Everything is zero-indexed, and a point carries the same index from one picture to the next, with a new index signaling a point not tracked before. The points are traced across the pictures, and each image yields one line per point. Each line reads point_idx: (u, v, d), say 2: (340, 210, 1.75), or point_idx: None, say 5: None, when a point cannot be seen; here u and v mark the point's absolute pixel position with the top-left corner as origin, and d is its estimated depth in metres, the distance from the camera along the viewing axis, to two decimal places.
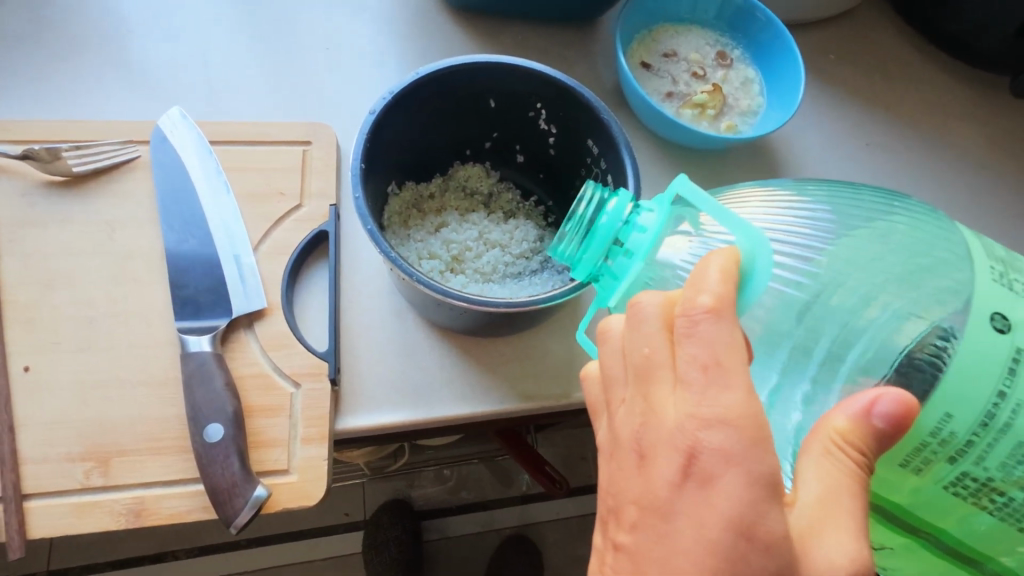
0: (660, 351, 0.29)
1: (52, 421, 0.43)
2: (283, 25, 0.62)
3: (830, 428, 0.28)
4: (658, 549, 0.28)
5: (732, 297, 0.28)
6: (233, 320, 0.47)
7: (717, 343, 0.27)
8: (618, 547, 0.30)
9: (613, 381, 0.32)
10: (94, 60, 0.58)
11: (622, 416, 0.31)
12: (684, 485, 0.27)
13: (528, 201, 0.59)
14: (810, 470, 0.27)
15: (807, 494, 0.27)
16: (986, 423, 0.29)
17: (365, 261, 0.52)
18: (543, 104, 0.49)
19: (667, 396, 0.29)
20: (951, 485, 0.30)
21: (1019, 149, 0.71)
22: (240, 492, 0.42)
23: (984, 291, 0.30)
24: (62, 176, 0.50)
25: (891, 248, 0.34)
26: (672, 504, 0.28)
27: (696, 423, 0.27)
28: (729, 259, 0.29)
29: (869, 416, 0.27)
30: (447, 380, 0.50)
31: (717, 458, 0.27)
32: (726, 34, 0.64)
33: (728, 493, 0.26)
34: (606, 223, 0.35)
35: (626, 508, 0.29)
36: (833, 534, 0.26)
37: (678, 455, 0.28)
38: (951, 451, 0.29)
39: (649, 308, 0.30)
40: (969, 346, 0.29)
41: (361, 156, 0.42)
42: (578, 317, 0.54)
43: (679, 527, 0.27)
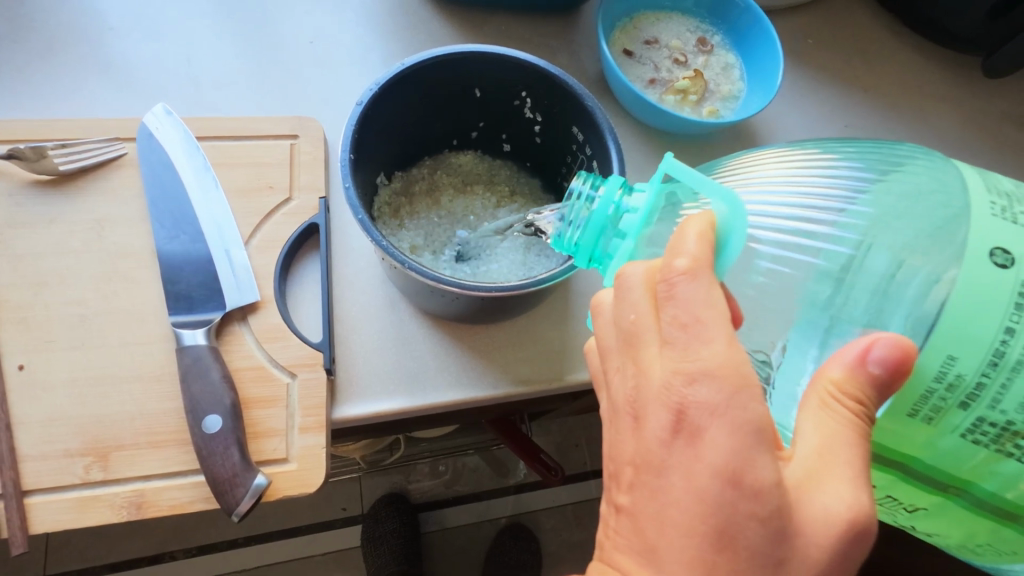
0: (645, 317, 0.31)
1: (49, 418, 0.44)
2: (265, 19, 0.62)
3: (827, 379, 0.29)
4: (654, 505, 0.29)
5: (709, 258, 0.29)
6: (227, 314, 0.48)
7: (696, 300, 0.29)
8: (619, 508, 0.32)
9: (608, 351, 0.34)
10: (75, 59, 0.57)
11: (618, 383, 0.33)
12: (673, 441, 0.29)
13: (520, 185, 0.59)
14: (807, 421, 0.28)
15: (806, 447, 0.28)
16: (996, 362, 0.28)
17: (355, 251, 0.53)
18: (529, 92, 0.50)
19: (655, 357, 0.30)
20: (969, 433, 0.30)
21: (992, 127, 0.73)
22: (241, 482, 0.42)
23: (978, 228, 0.29)
24: (49, 175, 0.50)
25: (918, 204, 0.34)
26: (665, 459, 0.29)
27: (680, 378, 0.28)
28: (706, 223, 0.30)
29: (864, 364, 0.28)
30: (441, 367, 0.50)
31: (704, 410, 0.28)
32: (707, 20, 0.65)
33: (715, 443, 0.27)
34: (598, 209, 0.35)
35: (624, 469, 0.31)
36: (831, 483, 0.27)
37: (667, 412, 0.29)
38: (962, 395, 0.29)
39: (633, 276, 0.31)
40: (967, 282, 0.28)
41: (349, 147, 0.42)
42: (572, 303, 0.55)
43: (671, 481, 0.29)
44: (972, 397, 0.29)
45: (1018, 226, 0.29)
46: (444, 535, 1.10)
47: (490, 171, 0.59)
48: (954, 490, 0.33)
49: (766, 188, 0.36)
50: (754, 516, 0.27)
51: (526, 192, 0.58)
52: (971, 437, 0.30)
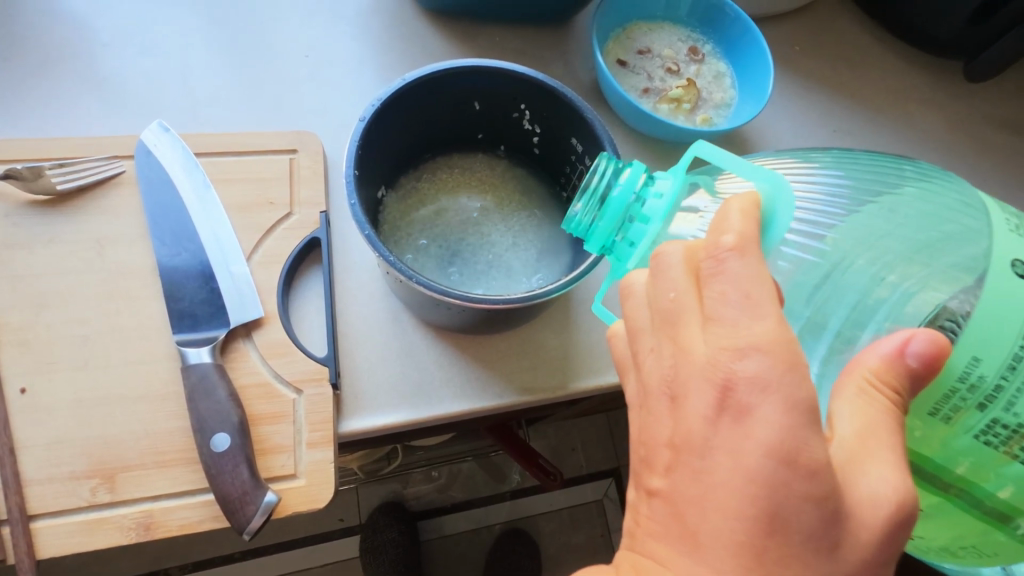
0: (685, 296, 0.31)
1: (54, 440, 0.43)
2: (260, 33, 0.62)
3: (864, 368, 0.30)
4: (696, 487, 0.29)
5: (754, 232, 0.29)
6: (231, 331, 0.48)
7: (743, 276, 0.29)
8: (652, 492, 0.32)
9: (639, 332, 0.34)
10: (67, 77, 0.57)
11: (652, 363, 0.33)
12: (719, 419, 0.29)
13: (514, 188, 0.58)
14: (844, 407, 0.29)
15: (845, 430, 0.29)
16: (1014, 366, 0.29)
17: (358, 264, 0.53)
18: (528, 105, 0.51)
19: (695, 336, 0.30)
20: (982, 434, 0.31)
21: (974, 129, 0.75)
22: (251, 500, 0.42)
23: (999, 242, 0.31)
24: (46, 194, 0.50)
25: (914, 220, 0.36)
26: (708, 440, 0.29)
27: (727, 354, 0.28)
28: (750, 201, 0.30)
29: (902, 356, 0.29)
30: (446, 376, 0.51)
31: (752, 387, 0.28)
32: (698, 29, 0.66)
33: (765, 420, 0.27)
34: (619, 195, 0.37)
35: (660, 452, 0.31)
36: (875, 467, 0.28)
37: (713, 388, 0.29)
38: (981, 396, 0.30)
39: (673, 256, 0.31)
40: (993, 290, 0.29)
41: (354, 162, 0.43)
42: (572, 309, 0.56)
43: (716, 462, 0.29)
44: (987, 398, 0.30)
45: None
46: (443, 542, 1.10)
47: (485, 174, 0.58)
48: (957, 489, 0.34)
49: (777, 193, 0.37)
50: (807, 497, 0.27)
51: (521, 196, 0.57)
52: (983, 437, 0.31)
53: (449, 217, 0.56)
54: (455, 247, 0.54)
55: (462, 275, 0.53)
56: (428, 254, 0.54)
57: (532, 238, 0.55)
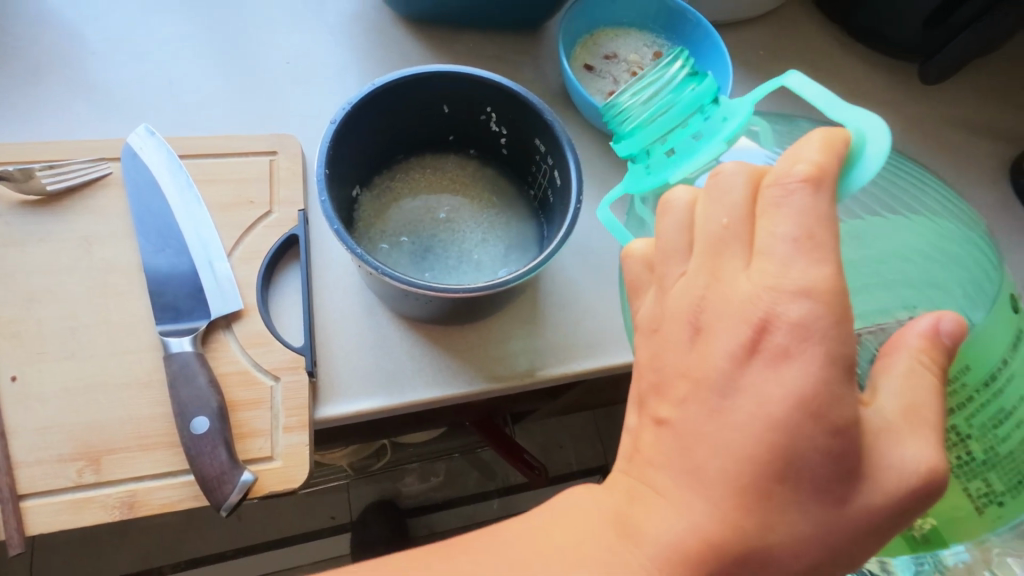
0: (737, 224, 0.33)
1: (42, 424, 0.46)
2: (243, 41, 0.65)
3: (910, 347, 0.32)
4: (710, 426, 0.32)
5: (833, 170, 0.30)
6: (212, 322, 0.50)
7: (801, 213, 0.30)
8: (659, 421, 0.34)
9: (674, 255, 0.35)
10: (56, 85, 0.60)
11: (682, 287, 0.34)
12: (749, 360, 0.31)
13: (483, 186, 0.61)
14: (892, 381, 0.32)
15: (890, 402, 0.31)
16: (988, 381, 0.38)
17: (335, 260, 0.56)
18: (493, 108, 0.54)
19: (739, 272, 0.32)
20: (938, 435, 0.39)
21: (931, 129, 0.79)
22: (228, 478, 0.45)
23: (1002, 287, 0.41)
24: (36, 195, 0.52)
25: (938, 226, 0.43)
26: (735, 380, 0.32)
27: (770, 296, 0.30)
28: (840, 136, 0.31)
29: (938, 334, 0.32)
30: (418, 365, 0.54)
31: (790, 330, 0.30)
32: (662, 35, 0.69)
33: (803, 368, 0.30)
34: (683, 102, 0.39)
35: (675, 385, 0.34)
36: (914, 441, 0.31)
37: (747, 327, 0.31)
38: (957, 400, 0.38)
39: (734, 178, 0.32)
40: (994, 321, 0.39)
41: (325, 162, 0.46)
42: (539, 301, 0.59)
43: (737, 404, 0.31)
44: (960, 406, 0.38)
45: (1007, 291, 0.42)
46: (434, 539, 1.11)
47: (455, 173, 0.61)
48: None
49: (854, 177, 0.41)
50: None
51: (490, 192, 0.60)
52: (938, 437, 0.39)
53: (428, 214, 0.59)
54: (431, 243, 0.57)
55: (436, 271, 0.55)
56: (405, 250, 0.56)
57: (500, 232, 0.58)
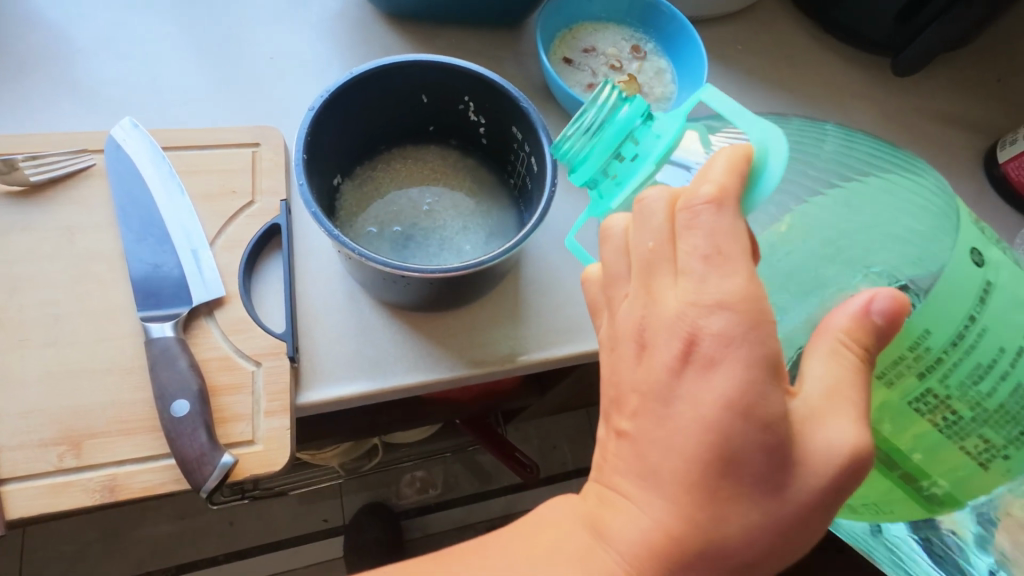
0: (662, 246, 0.35)
1: (24, 410, 0.46)
2: (228, 37, 0.66)
3: (835, 329, 0.35)
4: (659, 430, 0.35)
5: (734, 188, 0.34)
6: (193, 309, 0.51)
7: (715, 230, 0.33)
8: (620, 433, 0.37)
9: (616, 279, 0.39)
10: (41, 81, 0.61)
11: (624, 309, 0.37)
12: (683, 369, 0.34)
13: (464, 175, 0.62)
14: (819, 363, 0.35)
15: (815, 386, 0.34)
16: (956, 342, 0.39)
17: (316, 248, 0.57)
18: (471, 97, 0.55)
19: (667, 288, 0.35)
20: (916, 402, 0.41)
21: (908, 121, 0.80)
22: (209, 460, 0.45)
23: (962, 237, 0.41)
24: (20, 186, 0.53)
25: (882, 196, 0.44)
26: (674, 389, 0.34)
27: (696, 310, 0.33)
28: (740, 153, 0.34)
29: (868, 314, 0.35)
30: (400, 351, 0.55)
31: (716, 342, 0.33)
32: (640, 29, 0.71)
33: (726, 373, 0.33)
34: (617, 126, 0.41)
35: (628, 398, 0.37)
36: (839, 421, 0.34)
37: (678, 341, 0.34)
38: (924, 366, 0.40)
39: (655, 202, 0.35)
40: (953, 275, 0.40)
41: (303, 148, 0.46)
42: (520, 289, 0.59)
43: (678, 410, 0.34)
44: (936, 376, 0.40)
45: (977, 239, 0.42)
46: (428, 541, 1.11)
47: (436, 163, 0.62)
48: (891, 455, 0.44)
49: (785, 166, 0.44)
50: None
51: (471, 181, 0.61)
52: (919, 408, 0.41)
53: (412, 204, 0.59)
54: (415, 231, 0.58)
55: (419, 256, 0.56)
56: (388, 237, 0.57)
57: (481, 219, 0.59)
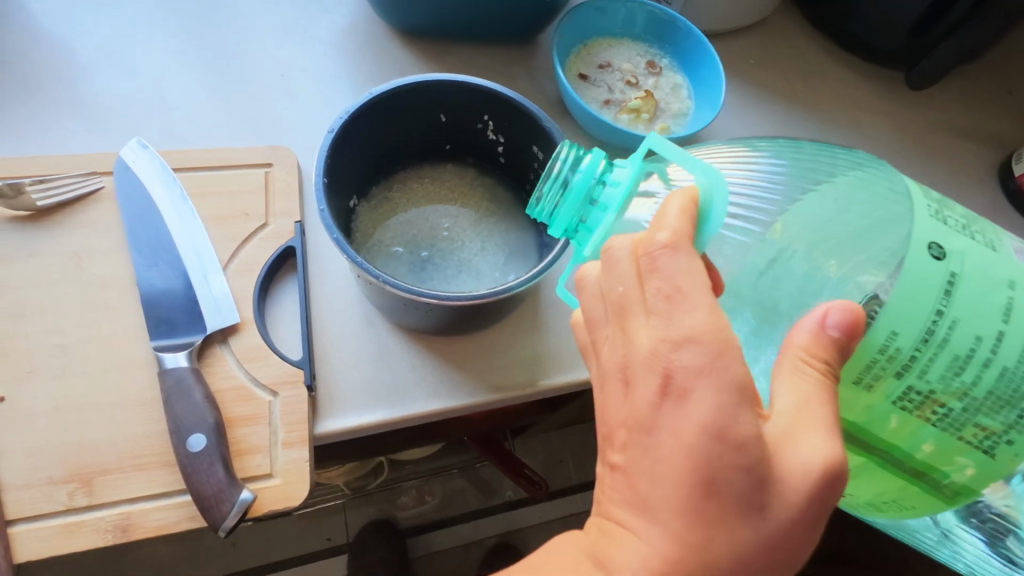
0: (632, 289, 0.34)
1: (32, 446, 0.44)
2: (238, 56, 0.65)
3: (795, 348, 0.33)
4: (645, 461, 0.32)
5: (687, 231, 0.33)
6: (207, 337, 0.49)
7: (677, 272, 0.32)
8: (614, 466, 0.35)
9: (596, 321, 0.37)
10: (47, 101, 0.59)
11: (608, 351, 0.36)
12: (662, 402, 0.32)
13: (481, 193, 0.60)
14: (783, 385, 0.33)
15: (784, 406, 0.33)
16: (927, 338, 0.34)
17: (332, 271, 0.55)
18: (490, 115, 0.54)
19: (642, 325, 0.33)
20: (899, 400, 0.36)
21: (922, 134, 0.80)
22: (227, 497, 0.43)
23: (919, 228, 0.36)
24: (26, 210, 0.51)
25: (847, 203, 0.41)
26: (654, 419, 0.32)
27: (666, 345, 0.32)
28: (687, 199, 0.33)
29: (824, 329, 0.33)
30: (419, 377, 0.53)
31: (688, 373, 0.31)
32: (655, 44, 0.70)
33: (701, 402, 0.31)
34: (580, 180, 0.40)
35: (617, 431, 0.34)
36: (808, 437, 0.32)
37: (655, 376, 0.32)
38: (898, 366, 0.35)
39: (620, 250, 0.34)
40: (910, 271, 0.34)
41: (323, 171, 0.45)
42: (541, 310, 0.58)
43: (660, 439, 0.32)
44: (910, 368, 0.35)
45: (946, 226, 0.36)
46: (433, 559, 1.10)
47: (453, 182, 0.61)
48: (888, 452, 0.38)
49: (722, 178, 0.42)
50: (711, 453, 0.30)
51: (488, 200, 0.60)
52: (901, 404, 0.36)
53: (429, 225, 0.58)
54: (433, 253, 0.56)
55: (438, 279, 0.55)
56: (405, 260, 0.56)
57: (500, 239, 0.58)
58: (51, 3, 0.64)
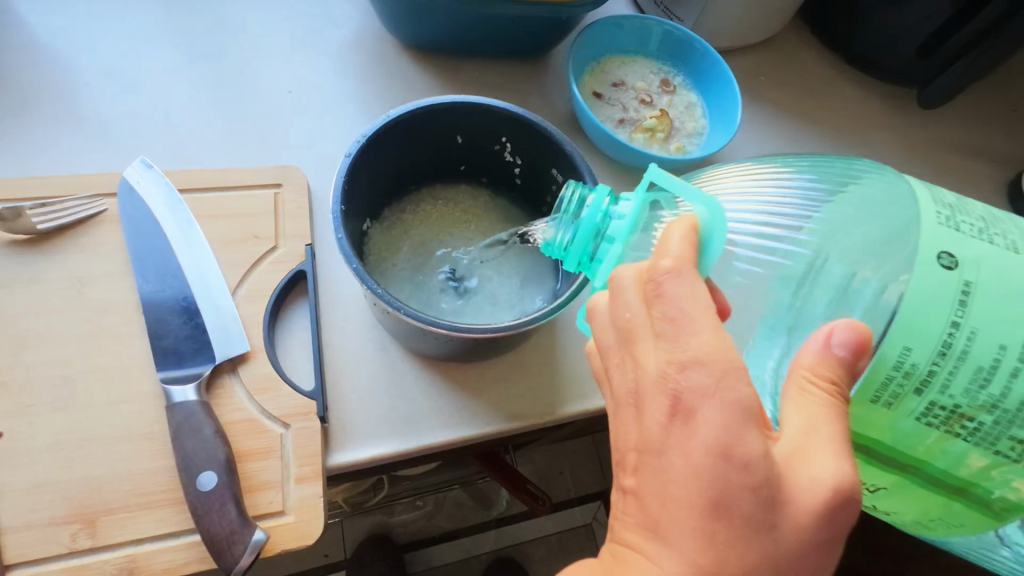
0: (638, 316, 0.32)
1: (33, 484, 0.42)
2: (244, 71, 0.63)
3: (801, 370, 0.32)
4: (655, 482, 0.30)
5: (691, 256, 0.32)
6: (216, 366, 0.47)
7: (683, 296, 0.31)
8: (625, 490, 0.32)
9: (607, 349, 0.35)
10: (47, 118, 0.57)
11: (619, 376, 0.34)
12: (671, 423, 0.30)
13: (496, 215, 0.59)
14: (790, 408, 0.31)
15: (792, 428, 0.31)
16: (945, 352, 0.30)
17: (345, 296, 0.54)
18: (508, 137, 0.53)
19: (649, 348, 0.32)
20: (923, 416, 0.32)
21: (932, 152, 0.80)
22: (239, 538, 0.41)
23: (928, 233, 0.32)
24: (27, 234, 0.49)
25: (870, 211, 0.38)
26: (663, 442, 0.30)
27: (673, 367, 0.30)
28: (688, 228, 0.33)
29: (829, 349, 0.31)
30: (435, 406, 0.51)
31: (697, 392, 0.29)
32: (668, 62, 0.70)
33: (708, 421, 0.29)
34: (587, 217, 0.39)
35: (628, 455, 0.32)
36: (817, 458, 0.30)
37: (665, 397, 0.30)
38: (916, 382, 0.31)
39: (625, 278, 0.33)
40: (919, 283, 0.30)
41: (340, 197, 0.44)
42: (558, 335, 0.57)
43: (670, 460, 0.30)
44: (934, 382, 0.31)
45: (961, 232, 0.32)
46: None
47: (467, 203, 0.59)
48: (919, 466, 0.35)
49: (741, 200, 0.40)
50: (746, 486, 0.28)
51: (504, 222, 0.59)
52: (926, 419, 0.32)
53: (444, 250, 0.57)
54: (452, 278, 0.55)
55: (461, 304, 0.53)
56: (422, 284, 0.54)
57: (513, 262, 0.56)
58: (52, 18, 0.62)
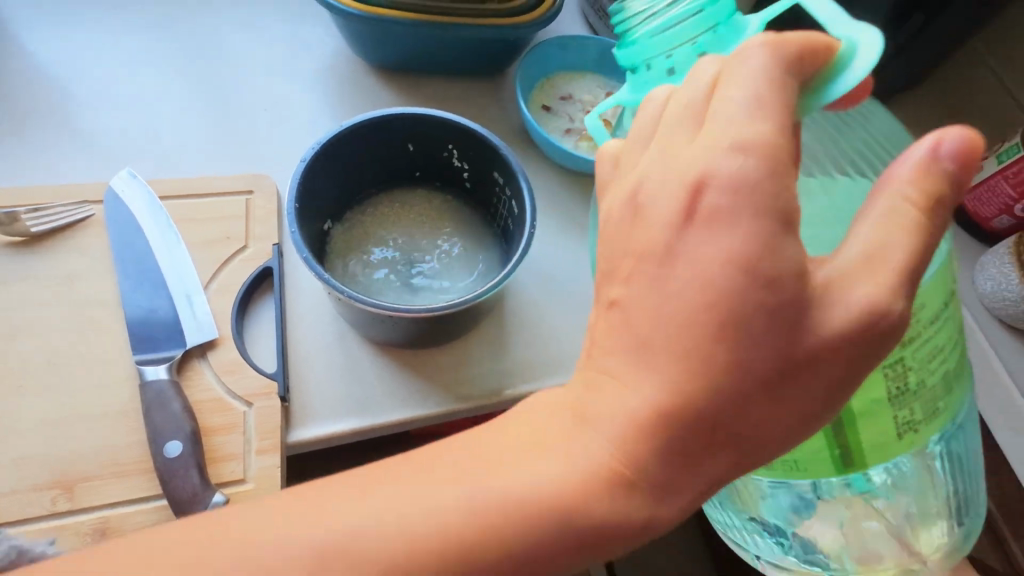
0: (696, 102, 0.30)
1: (20, 455, 0.47)
2: (224, 91, 0.70)
3: (898, 180, 0.27)
4: (653, 297, 0.28)
5: (797, 40, 0.27)
6: (187, 351, 0.52)
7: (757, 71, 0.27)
8: (611, 303, 0.30)
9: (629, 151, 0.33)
10: (45, 137, 0.64)
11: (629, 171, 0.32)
12: (687, 224, 0.28)
13: (448, 216, 0.64)
14: (870, 223, 0.27)
15: (856, 247, 0.27)
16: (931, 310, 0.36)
17: (308, 290, 0.59)
18: (455, 145, 0.59)
19: (686, 143, 0.29)
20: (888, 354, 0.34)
21: None
22: (200, 500, 0.46)
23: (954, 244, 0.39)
24: (22, 237, 0.55)
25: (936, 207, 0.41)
26: (674, 247, 0.28)
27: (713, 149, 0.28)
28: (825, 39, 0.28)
29: (939, 158, 0.27)
30: (389, 389, 0.56)
31: (727, 184, 0.27)
32: (614, 78, 0.76)
33: (733, 226, 0.27)
34: None
35: (624, 262, 0.30)
36: (869, 280, 0.27)
37: (686, 189, 0.28)
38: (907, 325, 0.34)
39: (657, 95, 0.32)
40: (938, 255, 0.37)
41: (295, 197, 0.50)
42: (505, 325, 0.62)
43: (678, 271, 0.28)
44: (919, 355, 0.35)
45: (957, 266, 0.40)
46: None
47: (420, 206, 0.64)
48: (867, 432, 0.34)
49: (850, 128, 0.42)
50: (766, 305, 0.27)
51: (455, 222, 0.64)
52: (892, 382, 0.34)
53: (399, 248, 0.61)
54: (412, 273, 0.60)
55: (415, 297, 0.59)
56: (384, 279, 0.59)
57: (459, 258, 0.62)
58: (52, 47, 0.69)
